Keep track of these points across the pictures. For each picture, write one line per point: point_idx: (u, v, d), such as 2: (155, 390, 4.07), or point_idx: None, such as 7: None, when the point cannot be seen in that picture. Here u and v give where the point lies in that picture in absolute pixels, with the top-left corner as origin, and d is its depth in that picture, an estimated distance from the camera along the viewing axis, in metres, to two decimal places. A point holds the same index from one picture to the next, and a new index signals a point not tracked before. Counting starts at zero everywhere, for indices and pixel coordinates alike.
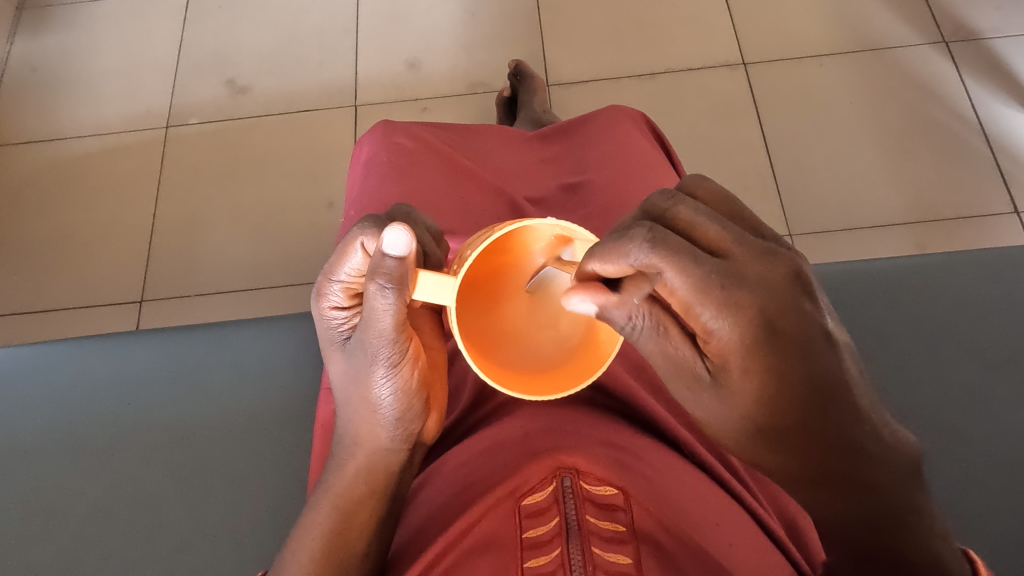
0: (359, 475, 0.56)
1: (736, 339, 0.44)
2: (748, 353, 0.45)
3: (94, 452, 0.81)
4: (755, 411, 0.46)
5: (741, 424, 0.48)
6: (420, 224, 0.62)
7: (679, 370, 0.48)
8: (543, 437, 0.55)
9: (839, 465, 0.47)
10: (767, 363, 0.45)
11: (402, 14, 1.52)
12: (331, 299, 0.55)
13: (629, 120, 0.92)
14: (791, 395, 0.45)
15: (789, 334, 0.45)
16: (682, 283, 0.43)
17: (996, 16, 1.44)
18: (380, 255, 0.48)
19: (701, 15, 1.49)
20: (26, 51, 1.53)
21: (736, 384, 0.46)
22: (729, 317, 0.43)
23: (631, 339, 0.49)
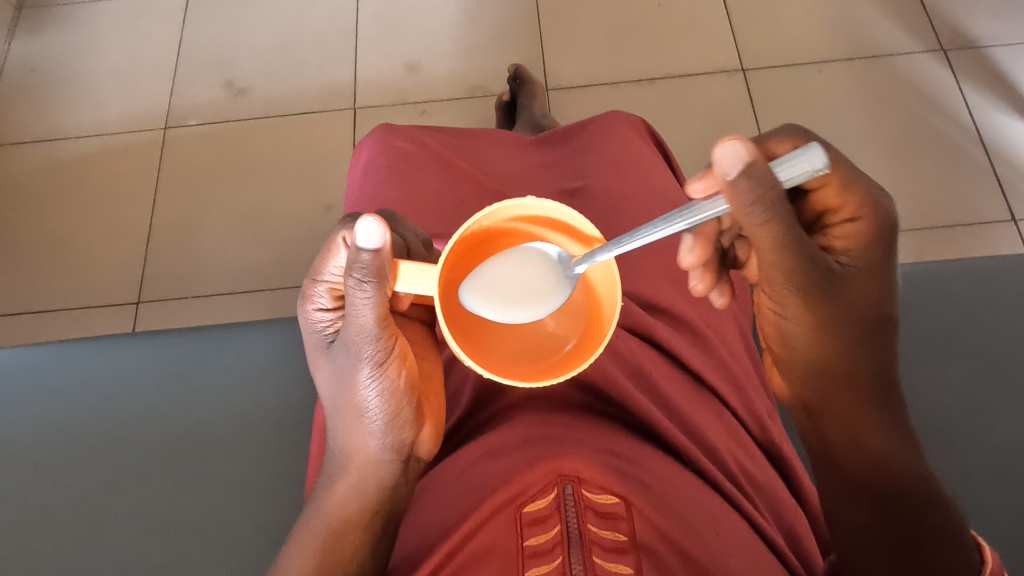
0: (351, 479, 0.56)
1: (865, 240, 0.54)
2: (865, 258, 0.54)
3: (89, 453, 0.81)
4: (852, 306, 0.53)
5: (841, 315, 0.53)
6: (405, 226, 0.62)
7: (806, 256, 0.50)
8: (544, 444, 0.55)
9: (885, 373, 0.57)
10: (880, 261, 0.54)
11: (403, 17, 1.52)
12: (316, 301, 0.56)
13: (630, 125, 0.92)
14: (875, 301, 0.54)
15: (888, 251, 0.54)
16: (847, 172, 0.53)
17: (994, 24, 1.44)
18: (356, 249, 0.49)
19: (700, 21, 1.50)
20: (25, 51, 1.52)
21: (850, 278, 0.53)
22: (864, 212, 0.53)
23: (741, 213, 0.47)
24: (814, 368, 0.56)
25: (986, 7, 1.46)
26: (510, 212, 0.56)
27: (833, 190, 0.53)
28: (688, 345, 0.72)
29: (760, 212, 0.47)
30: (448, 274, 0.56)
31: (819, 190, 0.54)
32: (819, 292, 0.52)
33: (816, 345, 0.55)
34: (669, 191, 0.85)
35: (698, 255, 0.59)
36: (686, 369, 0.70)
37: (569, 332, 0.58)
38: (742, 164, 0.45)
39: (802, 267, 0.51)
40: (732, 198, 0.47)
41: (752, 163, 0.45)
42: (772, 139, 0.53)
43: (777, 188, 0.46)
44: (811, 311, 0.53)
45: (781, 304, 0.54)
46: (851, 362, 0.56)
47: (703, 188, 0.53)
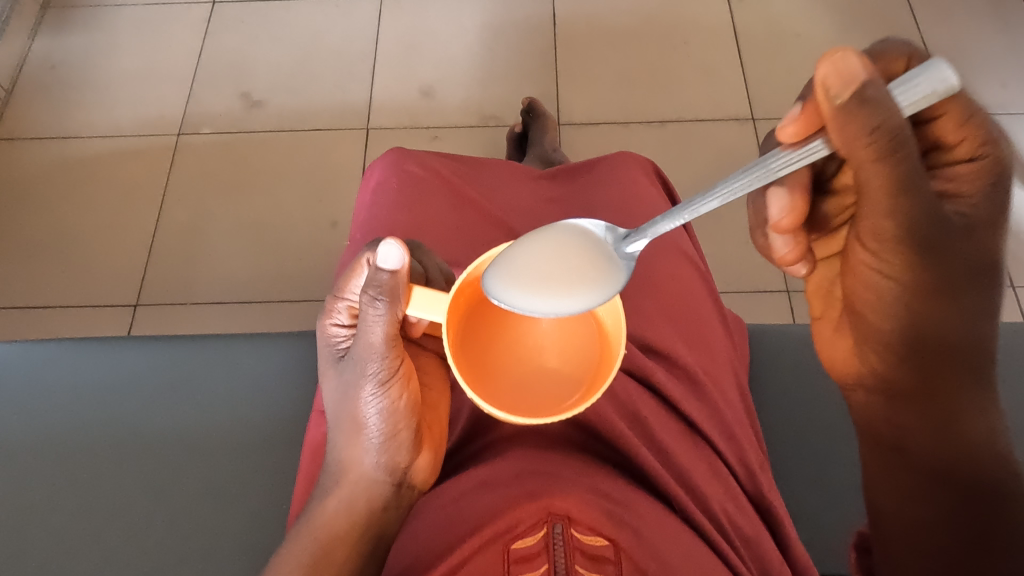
0: (342, 494, 0.55)
1: (986, 179, 0.48)
2: (983, 202, 0.49)
3: (79, 454, 0.80)
4: (963, 263, 0.49)
5: (944, 273, 0.49)
6: (430, 260, 0.63)
7: (924, 199, 0.44)
8: (537, 480, 0.55)
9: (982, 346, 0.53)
10: (995, 212, 0.49)
11: (421, 43, 1.54)
12: (335, 317, 0.57)
13: (639, 166, 0.93)
14: (986, 261, 0.50)
15: (1006, 201, 0.49)
16: (969, 101, 0.46)
17: (1001, 93, 1.46)
18: (375, 268, 0.50)
19: (713, 68, 1.52)
20: (45, 50, 1.54)
21: (964, 228, 0.48)
22: (988, 150, 0.47)
23: (860, 138, 0.40)
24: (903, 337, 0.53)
25: (993, 77, 1.48)
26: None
27: (951, 124, 0.47)
28: (684, 389, 0.72)
29: (882, 142, 0.40)
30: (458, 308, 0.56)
31: (936, 121, 0.47)
32: (926, 245, 0.47)
33: (914, 309, 0.51)
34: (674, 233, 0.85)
35: (793, 251, 0.53)
36: (680, 415, 0.71)
37: (580, 377, 0.57)
38: (860, 82, 0.39)
39: (919, 211, 0.45)
40: (848, 127, 0.40)
41: (867, 84, 0.39)
42: (886, 58, 0.45)
43: (897, 113, 0.39)
44: (918, 266, 0.49)
45: (880, 251, 0.49)
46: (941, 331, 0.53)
47: (792, 134, 0.44)
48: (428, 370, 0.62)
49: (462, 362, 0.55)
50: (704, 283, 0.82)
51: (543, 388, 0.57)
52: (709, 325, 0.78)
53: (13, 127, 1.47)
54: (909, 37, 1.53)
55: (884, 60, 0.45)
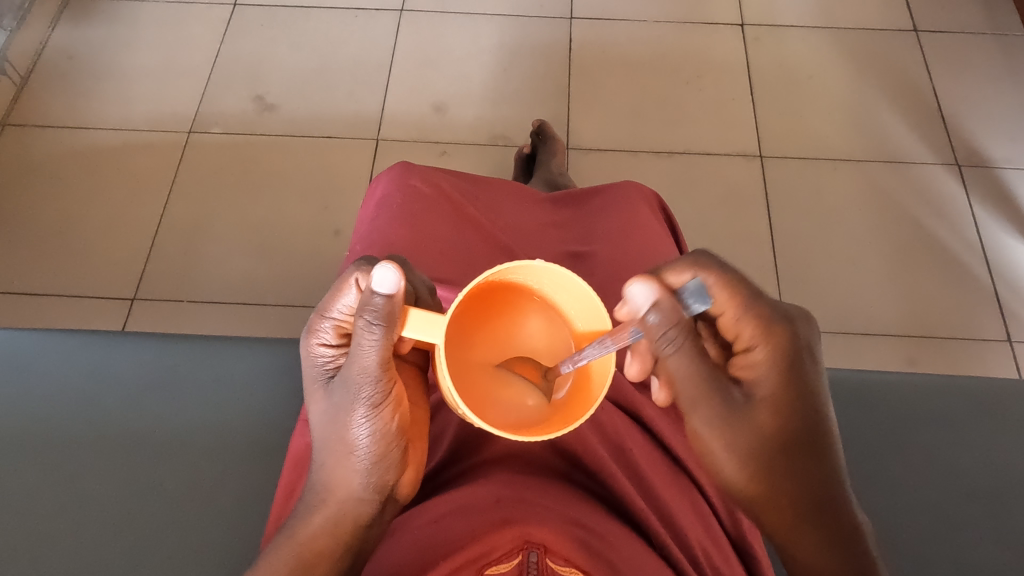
0: (328, 511, 0.55)
1: (770, 358, 0.60)
2: (779, 373, 0.59)
3: (61, 448, 0.80)
4: (760, 430, 0.58)
5: (753, 442, 0.57)
6: (416, 275, 0.64)
7: (772, 313, 0.61)
8: (515, 507, 0.54)
9: (811, 519, 0.58)
10: (785, 396, 0.59)
11: (437, 59, 1.56)
12: (321, 336, 0.57)
13: (642, 197, 0.93)
14: (792, 428, 0.58)
15: (796, 365, 0.60)
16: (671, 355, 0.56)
17: (1008, 147, 1.47)
18: (369, 292, 0.50)
19: (724, 104, 1.53)
20: (64, 40, 1.56)
21: (755, 407, 0.58)
22: (765, 340, 0.60)
23: (664, 352, 0.56)
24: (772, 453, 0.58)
25: (1001, 131, 1.49)
26: (526, 272, 0.56)
27: (729, 320, 0.61)
28: (672, 425, 0.72)
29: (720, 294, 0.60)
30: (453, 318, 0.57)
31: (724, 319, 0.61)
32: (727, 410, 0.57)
33: (730, 445, 0.57)
34: None
35: (640, 369, 0.61)
36: (666, 451, 0.70)
37: (566, 384, 0.58)
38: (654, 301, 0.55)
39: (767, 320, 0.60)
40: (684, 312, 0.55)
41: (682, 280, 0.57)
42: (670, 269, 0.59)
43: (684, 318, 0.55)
44: (719, 431, 0.57)
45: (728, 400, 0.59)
46: (813, 485, 0.58)
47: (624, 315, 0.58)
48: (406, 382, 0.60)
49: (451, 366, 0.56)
50: None
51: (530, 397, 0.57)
52: None
53: (26, 114, 1.48)
54: (919, 86, 1.55)
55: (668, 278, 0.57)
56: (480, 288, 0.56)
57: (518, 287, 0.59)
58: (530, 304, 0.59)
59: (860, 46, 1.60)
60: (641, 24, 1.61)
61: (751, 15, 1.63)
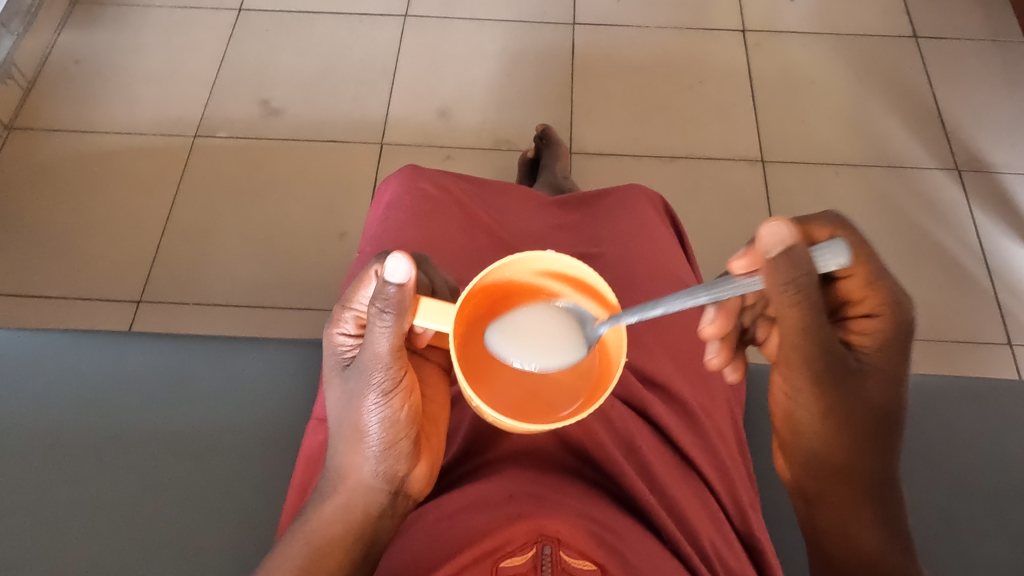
0: (339, 499, 0.56)
1: (888, 329, 0.57)
2: (891, 345, 0.58)
3: (73, 445, 0.81)
4: (860, 402, 0.59)
5: (847, 410, 0.59)
6: (435, 273, 0.65)
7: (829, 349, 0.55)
8: (527, 502, 0.55)
9: (856, 486, 0.63)
10: (892, 365, 0.59)
11: (441, 64, 1.57)
12: (342, 326, 0.58)
13: (648, 200, 0.94)
14: (885, 401, 0.60)
15: (906, 341, 0.58)
16: (793, 305, 0.51)
17: (1008, 152, 1.48)
18: (382, 281, 0.51)
19: (727, 108, 1.54)
20: (71, 45, 1.57)
21: (863, 377, 0.58)
22: (885, 310, 0.57)
23: (786, 304, 0.51)
24: (825, 458, 0.62)
25: (1002, 136, 1.50)
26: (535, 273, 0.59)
27: (858, 282, 0.57)
28: (680, 423, 0.73)
29: (791, 293, 0.51)
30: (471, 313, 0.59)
31: (845, 279, 0.58)
32: (833, 382, 0.57)
33: (822, 412, 0.59)
34: (679, 269, 0.86)
35: (718, 327, 0.61)
36: (675, 448, 0.71)
37: (579, 388, 0.58)
38: (785, 247, 0.50)
39: (823, 356, 0.55)
40: (771, 275, 0.50)
41: (794, 247, 0.49)
42: (814, 223, 0.55)
43: (812, 274, 0.50)
44: (823, 400, 0.58)
45: (794, 390, 0.58)
46: (877, 461, 0.62)
47: (743, 265, 0.53)
48: (430, 381, 0.63)
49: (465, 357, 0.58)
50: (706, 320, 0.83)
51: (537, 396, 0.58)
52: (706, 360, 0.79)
53: (32, 118, 1.49)
54: (919, 92, 1.56)
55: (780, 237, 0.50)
56: (496, 287, 0.59)
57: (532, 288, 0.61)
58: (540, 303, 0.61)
59: (860, 52, 1.61)
60: (644, 30, 1.62)
61: (752, 20, 1.64)
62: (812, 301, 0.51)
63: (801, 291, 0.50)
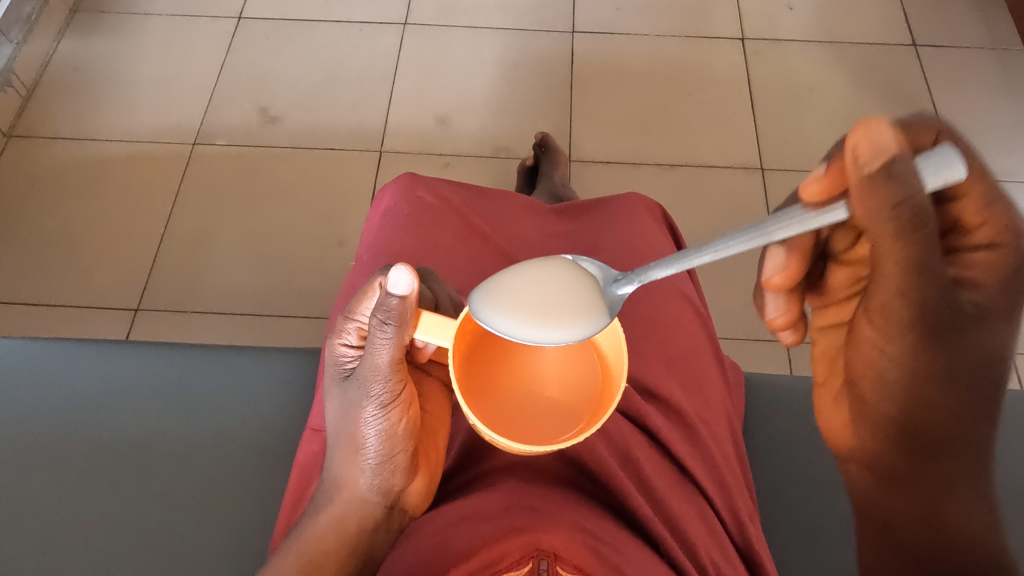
0: (334, 511, 0.55)
1: (1001, 266, 0.50)
2: (1007, 280, 0.51)
3: (69, 455, 0.80)
4: (965, 349, 0.52)
5: (946, 362, 0.52)
6: (439, 286, 0.65)
7: (940, 286, 0.48)
8: (524, 515, 0.54)
9: (968, 459, 0.56)
10: (1005, 305, 0.51)
11: (440, 71, 1.57)
12: (344, 336, 0.57)
13: (647, 209, 0.93)
14: (995, 351, 0.52)
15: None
16: (902, 226, 0.44)
17: (1008, 160, 1.48)
18: (384, 293, 0.50)
19: (726, 116, 1.54)
20: (70, 54, 1.57)
21: (974, 319, 0.51)
22: (1003, 239, 0.50)
23: (894, 232, 0.45)
24: (902, 420, 0.56)
25: (1002, 144, 1.50)
26: None
27: (973, 206, 0.49)
28: (678, 434, 0.72)
29: (906, 218, 0.44)
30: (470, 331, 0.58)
31: (958, 202, 0.49)
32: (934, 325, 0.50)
33: (924, 367, 0.53)
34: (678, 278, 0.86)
35: (786, 316, 0.57)
36: (673, 459, 0.71)
37: (582, 410, 0.57)
38: (888, 157, 0.43)
39: (929, 296, 0.48)
40: (876, 195, 0.43)
41: (896, 158, 0.42)
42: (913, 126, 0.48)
43: (921, 195, 0.43)
44: (923, 354, 0.52)
45: (887, 335, 0.52)
46: (982, 423, 0.55)
47: (816, 192, 0.48)
48: (432, 397, 0.63)
49: (465, 376, 0.57)
50: (707, 331, 0.83)
51: (538, 416, 0.57)
52: (705, 369, 0.78)
53: (32, 126, 1.49)
54: (919, 99, 1.56)
55: (878, 144, 0.43)
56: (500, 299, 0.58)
57: None
58: None
59: (860, 60, 1.61)
60: (643, 38, 1.63)
61: (751, 29, 1.65)
62: (924, 224, 0.44)
63: (910, 212, 0.43)
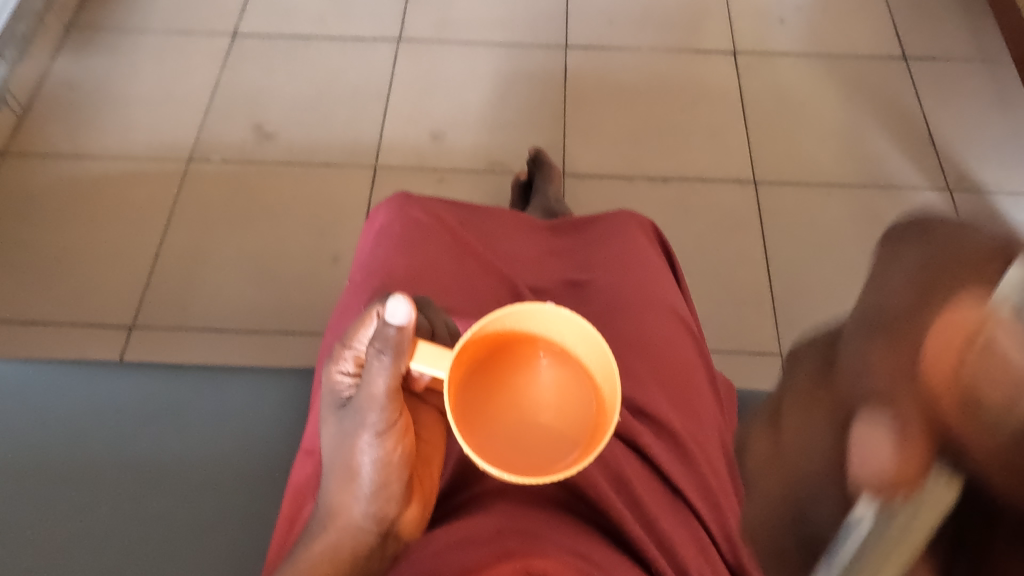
0: (329, 539, 0.56)
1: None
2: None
3: (63, 479, 0.80)
4: None
5: None
6: (437, 315, 0.65)
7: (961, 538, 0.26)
8: (516, 539, 0.54)
9: None
10: None
11: (434, 87, 1.58)
12: (342, 364, 0.58)
13: (640, 228, 0.94)
14: None
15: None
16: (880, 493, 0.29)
17: (998, 172, 1.49)
18: (383, 323, 0.51)
19: (719, 130, 1.55)
20: (65, 72, 1.58)
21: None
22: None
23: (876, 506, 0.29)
24: None
25: (993, 156, 1.51)
26: (534, 313, 0.57)
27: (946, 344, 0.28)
28: (671, 454, 0.73)
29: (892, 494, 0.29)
30: (466, 357, 0.56)
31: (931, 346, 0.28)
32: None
33: None
34: (672, 298, 0.86)
35: None
36: (665, 479, 0.71)
37: (579, 437, 0.56)
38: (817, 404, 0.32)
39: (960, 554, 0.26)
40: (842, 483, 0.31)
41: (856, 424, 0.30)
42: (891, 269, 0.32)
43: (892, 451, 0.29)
44: None
45: None
46: None
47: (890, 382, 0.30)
48: (427, 423, 0.63)
49: (460, 402, 0.55)
50: (699, 352, 0.83)
51: (532, 444, 0.56)
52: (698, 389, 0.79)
53: (27, 144, 1.49)
54: (909, 112, 1.57)
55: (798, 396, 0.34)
56: (495, 325, 0.56)
57: (528, 326, 0.58)
58: (533, 349, 0.58)
59: (851, 73, 1.62)
60: (636, 53, 1.64)
61: (743, 43, 1.66)
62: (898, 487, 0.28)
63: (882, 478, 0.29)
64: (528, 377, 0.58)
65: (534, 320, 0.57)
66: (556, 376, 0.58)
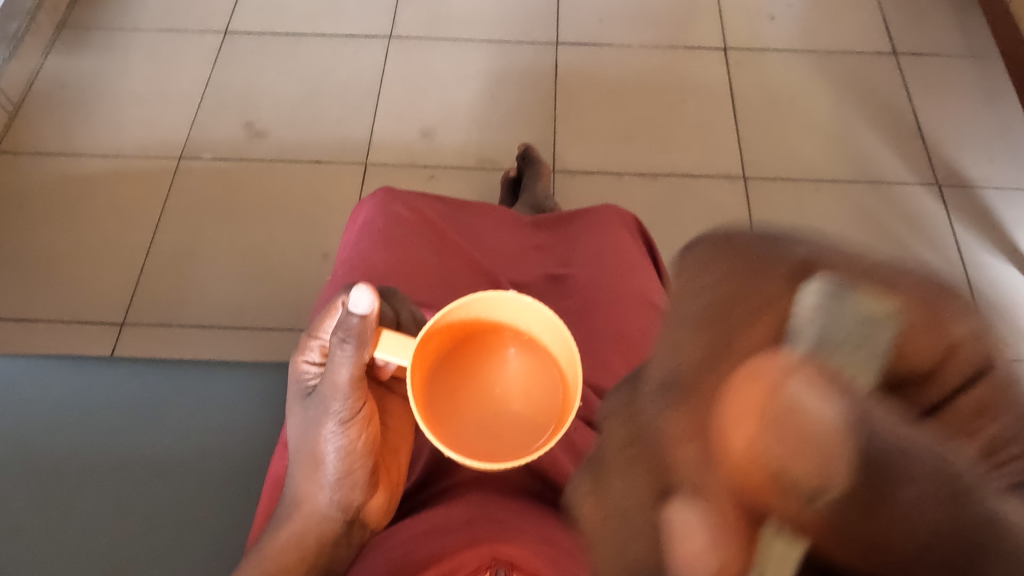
0: (294, 526, 0.56)
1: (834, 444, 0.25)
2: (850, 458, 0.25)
3: (44, 472, 0.80)
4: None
5: None
6: (403, 304, 0.65)
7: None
8: (484, 526, 0.55)
9: None
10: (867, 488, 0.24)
11: (426, 84, 1.58)
12: (307, 354, 0.58)
13: (621, 221, 0.94)
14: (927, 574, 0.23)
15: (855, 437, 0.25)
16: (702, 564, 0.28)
17: (987, 167, 1.50)
18: (346, 311, 0.52)
19: (708, 126, 1.56)
20: (57, 70, 1.58)
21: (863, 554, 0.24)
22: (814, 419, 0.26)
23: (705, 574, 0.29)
24: None
25: (982, 151, 1.52)
26: (498, 302, 0.57)
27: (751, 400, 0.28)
28: None
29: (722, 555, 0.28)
30: (432, 349, 0.57)
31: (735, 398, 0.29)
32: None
33: None
34: (651, 291, 0.86)
35: None
36: None
37: (545, 423, 0.56)
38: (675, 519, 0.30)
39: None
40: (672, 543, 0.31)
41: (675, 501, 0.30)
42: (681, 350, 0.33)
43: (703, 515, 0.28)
44: None
45: None
46: None
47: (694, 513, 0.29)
48: (395, 414, 0.64)
49: (426, 395, 0.56)
50: None
51: (499, 432, 0.57)
52: None
53: (19, 141, 1.50)
54: (899, 108, 1.57)
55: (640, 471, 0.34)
56: (459, 316, 0.57)
57: (494, 315, 0.58)
58: (501, 338, 0.59)
59: (841, 69, 1.63)
60: (627, 50, 1.64)
61: (733, 39, 1.66)
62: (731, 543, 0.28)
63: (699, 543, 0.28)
64: (497, 365, 0.59)
65: (498, 309, 0.58)
66: (524, 363, 0.59)
